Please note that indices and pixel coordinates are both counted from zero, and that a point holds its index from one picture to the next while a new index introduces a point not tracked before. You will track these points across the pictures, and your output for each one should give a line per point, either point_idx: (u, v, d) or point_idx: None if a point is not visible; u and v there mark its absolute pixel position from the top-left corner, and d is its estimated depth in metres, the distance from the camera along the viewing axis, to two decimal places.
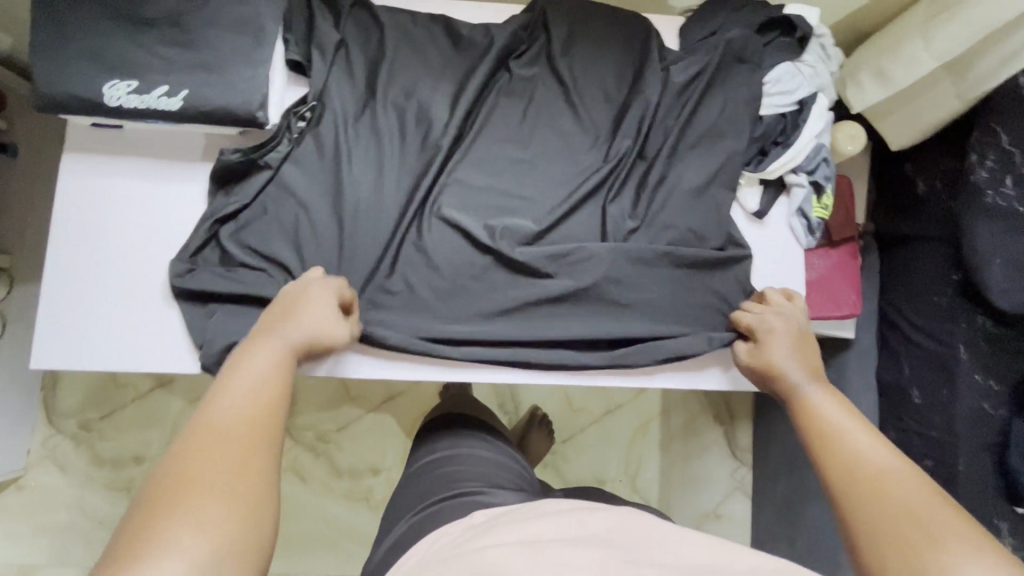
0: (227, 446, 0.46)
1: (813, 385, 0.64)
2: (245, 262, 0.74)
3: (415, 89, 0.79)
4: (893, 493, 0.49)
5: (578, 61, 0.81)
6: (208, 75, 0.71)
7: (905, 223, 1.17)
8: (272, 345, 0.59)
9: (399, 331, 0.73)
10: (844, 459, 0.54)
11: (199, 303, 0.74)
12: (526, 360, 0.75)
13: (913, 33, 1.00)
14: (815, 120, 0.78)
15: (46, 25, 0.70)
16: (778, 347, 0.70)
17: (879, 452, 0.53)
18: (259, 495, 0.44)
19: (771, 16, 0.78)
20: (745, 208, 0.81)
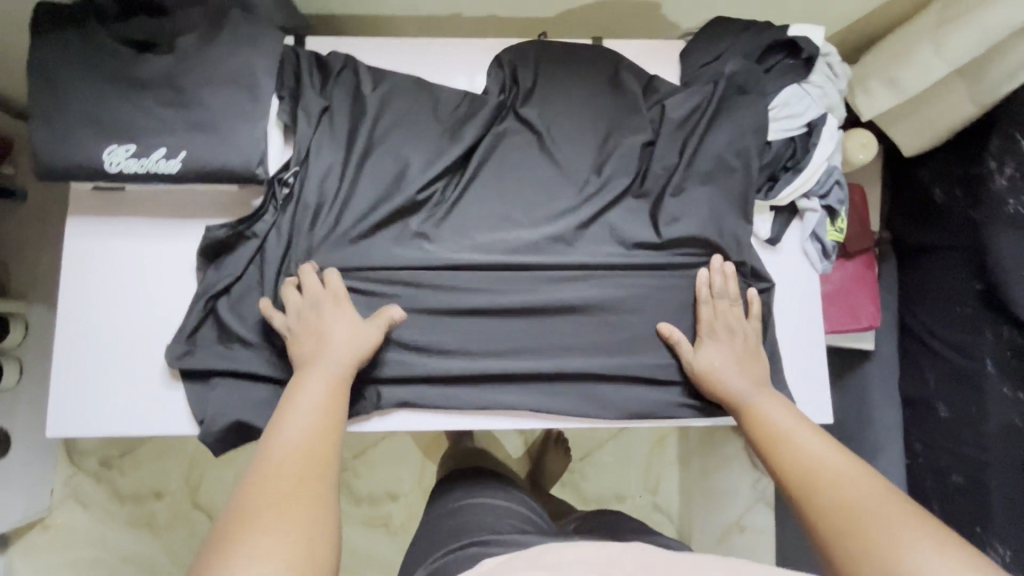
0: (289, 470, 0.52)
1: (757, 392, 0.70)
2: (242, 337, 0.73)
3: (402, 150, 0.77)
4: (839, 488, 0.55)
5: (546, 109, 0.80)
6: (207, 135, 0.71)
7: (924, 231, 1.15)
8: (317, 376, 0.64)
9: (411, 389, 0.74)
10: (795, 463, 0.60)
11: (200, 381, 0.74)
12: (540, 403, 0.75)
13: (921, 41, 0.97)
14: (825, 143, 0.76)
15: (44, 92, 0.70)
16: (716, 352, 0.74)
17: (830, 455, 0.59)
18: (321, 515, 0.49)
19: (773, 40, 0.75)
20: (758, 237, 0.79)
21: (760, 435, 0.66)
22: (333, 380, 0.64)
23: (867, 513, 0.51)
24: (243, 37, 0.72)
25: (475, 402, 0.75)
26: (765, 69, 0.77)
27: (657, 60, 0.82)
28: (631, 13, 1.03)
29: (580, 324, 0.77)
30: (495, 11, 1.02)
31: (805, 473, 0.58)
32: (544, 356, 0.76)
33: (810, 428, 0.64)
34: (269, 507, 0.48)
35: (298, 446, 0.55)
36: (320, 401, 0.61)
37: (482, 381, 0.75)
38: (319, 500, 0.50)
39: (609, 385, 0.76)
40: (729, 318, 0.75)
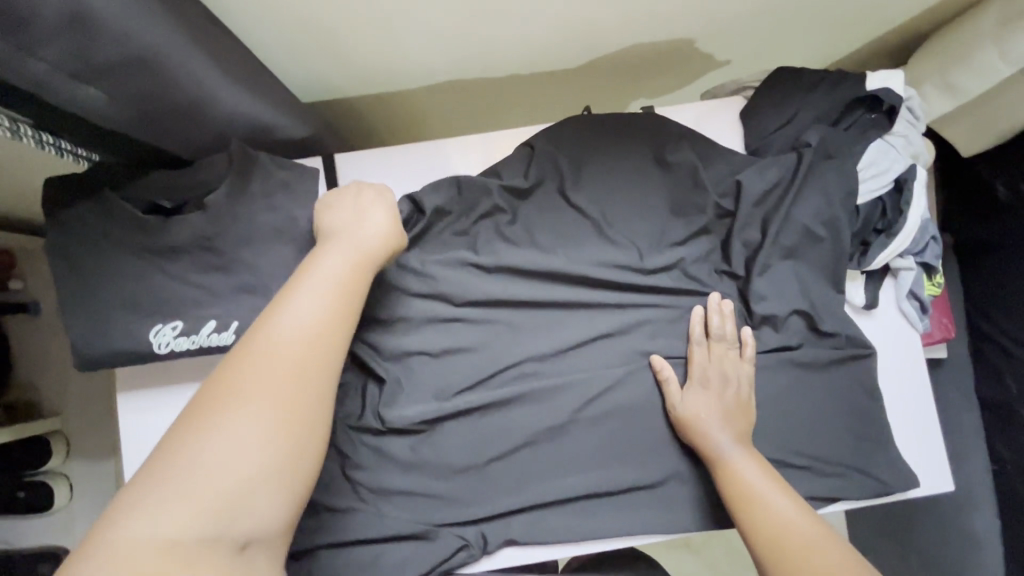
0: (287, 365, 0.50)
1: (737, 450, 0.66)
2: (331, 500, 0.69)
3: (455, 280, 0.72)
4: (810, 562, 0.56)
5: (595, 192, 0.75)
6: (261, 298, 0.65)
7: (990, 232, 1.08)
8: (344, 250, 0.57)
9: (519, 526, 0.71)
10: (768, 527, 0.60)
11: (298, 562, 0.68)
12: (643, 520, 0.71)
13: (983, 42, 0.90)
14: (919, 197, 0.70)
15: (74, 279, 0.65)
16: (703, 403, 0.68)
17: (797, 514, 0.61)
18: (305, 421, 0.49)
19: (853, 95, 0.70)
20: (852, 304, 0.74)
21: (726, 486, 0.65)
22: (355, 264, 0.57)
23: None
24: (278, 182, 0.67)
25: (579, 530, 0.71)
26: (842, 128, 0.71)
27: (717, 125, 0.76)
28: (663, 53, 0.96)
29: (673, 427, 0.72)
30: (517, 70, 0.95)
31: (777, 540, 0.59)
32: (643, 465, 0.72)
33: (772, 477, 0.65)
34: (254, 397, 0.48)
35: (304, 334, 0.51)
36: (342, 281, 0.55)
37: (580, 501, 0.72)
38: (310, 405, 0.49)
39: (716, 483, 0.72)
40: (720, 365, 0.70)
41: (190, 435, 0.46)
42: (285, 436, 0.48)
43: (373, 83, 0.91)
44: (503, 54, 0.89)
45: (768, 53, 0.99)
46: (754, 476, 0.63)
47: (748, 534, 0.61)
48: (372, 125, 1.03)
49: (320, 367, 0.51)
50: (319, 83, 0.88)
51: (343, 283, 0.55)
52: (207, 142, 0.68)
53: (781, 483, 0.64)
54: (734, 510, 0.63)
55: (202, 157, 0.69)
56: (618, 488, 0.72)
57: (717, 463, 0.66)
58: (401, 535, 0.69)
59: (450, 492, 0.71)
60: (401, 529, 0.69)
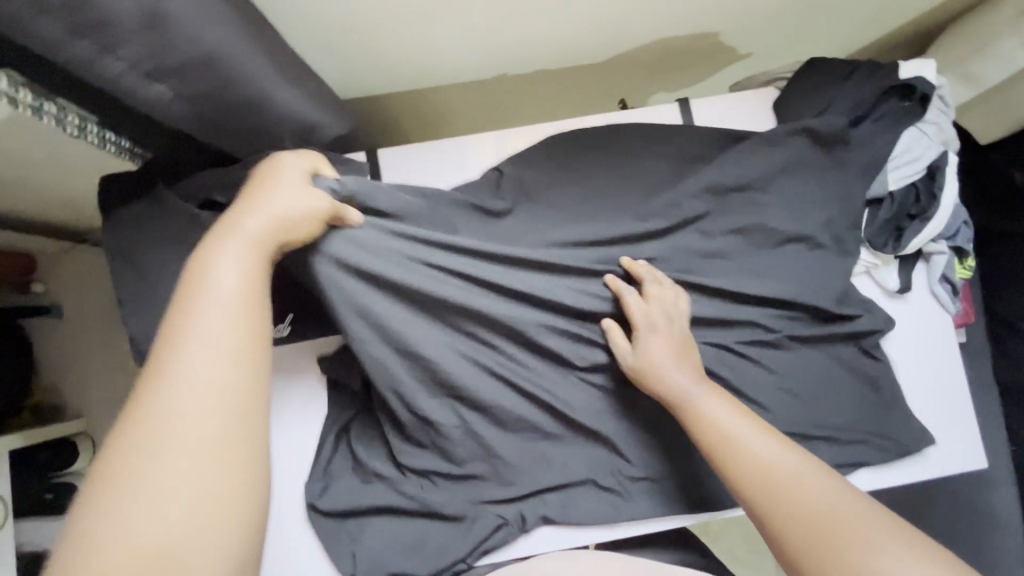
0: (205, 388, 0.42)
1: (701, 390, 0.62)
2: (377, 470, 0.69)
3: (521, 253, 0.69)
4: (795, 490, 0.53)
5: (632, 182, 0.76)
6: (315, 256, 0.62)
7: (1006, 218, 1.11)
8: (238, 240, 0.50)
9: (555, 505, 0.69)
10: (751, 475, 0.55)
11: (339, 518, 0.69)
12: (685, 499, 0.70)
13: (1002, 32, 0.91)
14: (952, 183, 0.72)
15: (132, 275, 0.66)
16: (657, 348, 0.64)
17: (774, 450, 0.57)
18: (248, 447, 0.42)
19: (885, 83, 0.71)
20: (885, 288, 0.76)
21: (700, 433, 0.60)
22: (256, 245, 0.51)
23: (826, 520, 0.51)
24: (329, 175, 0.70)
25: (618, 507, 0.69)
26: (875, 117, 0.73)
27: (752, 116, 0.77)
28: (687, 47, 0.97)
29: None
30: (544, 66, 0.96)
31: (765, 486, 0.54)
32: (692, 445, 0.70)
33: (737, 413, 0.60)
34: (174, 437, 0.40)
35: (214, 352, 0.44)
36: (244, 284, 0.48)
37: (621, 481, 0.70)
38: (245, 425, 0.43)
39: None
40: (661, 307, 0.67)
41: (105, 493, 0.38)
42: (221, 455, 0.41)
43: (404, 79, 0.92)
44: (532, 49, 0.91)
45: (789, 46, 1.00)
46: (722, 415, 0.59)
47: (731, 481, 0.57)
48: (397, 122, 1.04)
49: (242, 381, 0.44)
50: (351, 79, 0.89)
51: (246, 286, 0.48)
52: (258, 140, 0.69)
53: (750, 417, 0.60)
54: (712, 458, 0.58)
55: (253, 155, 0.70)
56: (663, 468, 0.70)
57: (687, 414, 0.61)
58: (439, 513, 0.67)
59: (494, 472, 0.68)
60: (441, 506, 0.67)
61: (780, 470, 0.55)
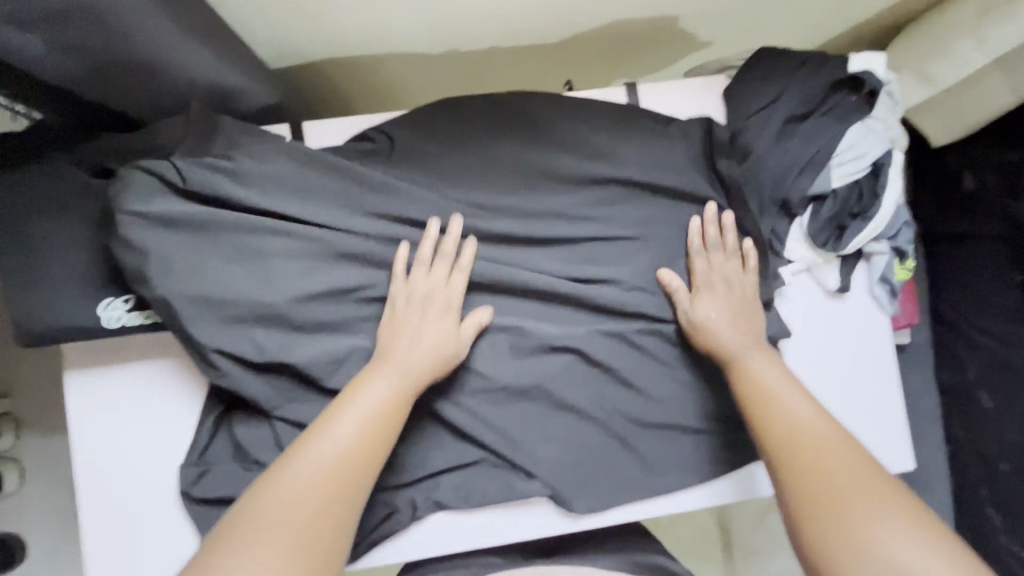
0: (319, 469, 0.54)
1: (754, 351, 0.65)
2: (258, 458, 0.65)
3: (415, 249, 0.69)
4: (826, 446, 0.57)
5: (574, 166, 0.72)
6: (194, 240, 0.64)
7: (956, 221, 1.10)
8: (387, 379, 0.61)
9: (461, 496, 0.68)
10: (780, 424, 0.59)
11: (216, 506, 0.65)
12: (594, 493, 0.69)
13: (957, 33, 0.90)
14: (895, 182, 0.70)
15: (18, 246, 0.61)
16: (712, 308, 0.67)
17: (810, 412, 0.60)
18: (328, 544, 0.51)
19: (834, 78, 0.69)
20: (825, 287, 0.75)
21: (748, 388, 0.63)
22: (401, 383, 0.61)
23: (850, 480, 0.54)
24: (241, 147, 0.66)
25: (515, 493, 0.68)
26: (824, 110, 0.70)
27: (698, 105, 0.75)
28: (647, 31, 0.93)
29: (647, 408, 0.71)
30: (498, 42, 0.91)
31: (790, 436, 0.58)
32: (596, 436, 0.70)
33: (784, 375, 0.64)
34: (284, 506, 0.52)
35: (336, 446, 0.56)
36: (378, 405, 0.60)
37: (520, 470, 0.69)
38: (331, 504, 0.53)
39: (693, 459, 0.71)
40: (722, 272, 0.69)
41: (226, 549, 0.48)
42: (307, 552, 0.50)
43: (346, 47, 0.86)
44: (485, 24, 0.86)
45: (752, 34, 0.97)
46: (767, 373, 0.63)
47: (757, 421, 0.61)
48: (344, 95, 0.99)
49: (341, 478, 0.55)
50: (287, 44, 0.83)
51: (377, 409, 0.59)
52: (162, 103, 0.64)
53: (796, 381, 0.63)
54: (747, 410, 0.62)
55: (156, 117, 0.65)
56: (563, 461, 0.69)
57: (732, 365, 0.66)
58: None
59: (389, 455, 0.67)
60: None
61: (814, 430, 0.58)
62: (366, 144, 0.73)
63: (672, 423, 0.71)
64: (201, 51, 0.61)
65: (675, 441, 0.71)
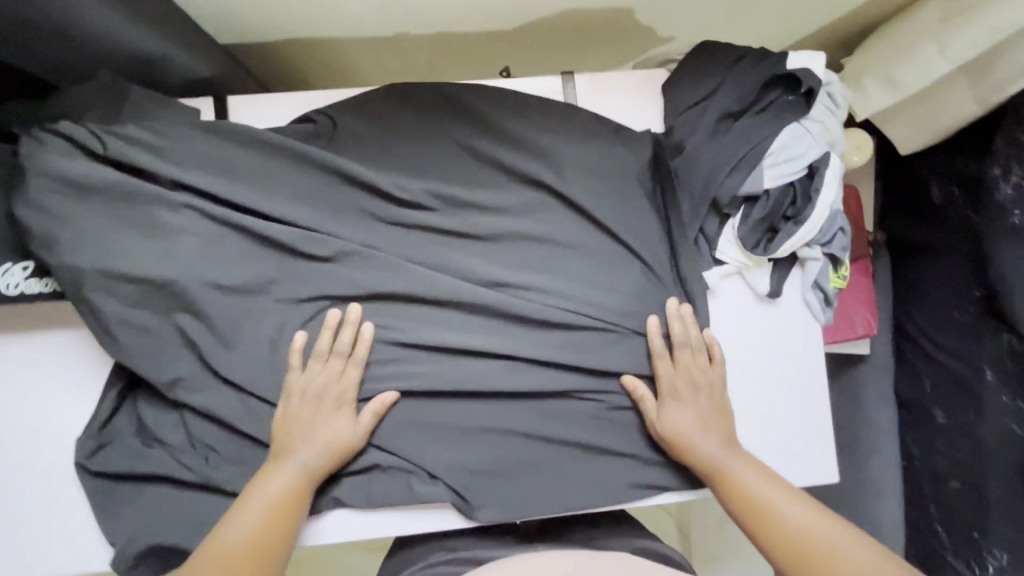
0: (239, 549, 0.57)
1: (731, 457, 0.65)
2: (159, 437, 0.66)
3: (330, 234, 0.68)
4: (804, 532, 0.60)
5: (503, 155, 0.71)
6: (96, 209, 0.63)
7: (920, 232, 1.08)
8: (286, 477, 0.62)
9: (362, 490, 0.67)
10: (784, 538, 0.60)
11: (117, 480, 0.66)
12: (499, 497, 0.67)
13: (922, 37, 0.88)
14: (830, 186, 0.68)
15: None
16: (681, 418, 0.66)
17: (806, 513, 0.61)
18: None
19: (771, 73, 0.68)
20: (755, 291, 0.73)
21: (721, 473, 0.65)
22: (299, 477, 0.62)
23: (834, 558, 0.58)
24: (152, 118, 0.67)
25: (418, 498, 0.66)
26: (758, 108, 0.69)
27: (636, 99, 0.74)
28: (606, 24, 0.91)
29: (560, 410, 0.69)
30: (451, 28, 0.89)
31: (794, 544, 0.60)
32: (505, 437, 0.68)
33: (766, 475, 0.65)
34: None
35: (254, 529, 0.59)
36: (287, 490, 0.61)
37: (423, 472, 0.67)
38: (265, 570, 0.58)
39: (610, 469, 0.68)
40: (686, 375, 0.68)
41: None
42: None
43: (293, 27, 0.85)
44: (434, 11, 0.84)
45: (715, 30, 0.95)
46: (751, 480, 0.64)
47: (759, 536, 0.62)
48: (300, 72, 0.97)
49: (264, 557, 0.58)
50: (231, 21, 0.81)
51: (286, 491, 0.61)
52: (71, 73, 0.67)
53: (784, 483, 0.64)
54: (748, 524, 0.63)
55: (66, 83, 0.68)
56: (468, 464, 0.67)
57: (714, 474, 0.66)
58: (224, 490, 0.65)
59: None
60: (225, 483, 0.65)
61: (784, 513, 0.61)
62: (308, 126, 0.72)
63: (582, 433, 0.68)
64: (129, 25, 0.64)
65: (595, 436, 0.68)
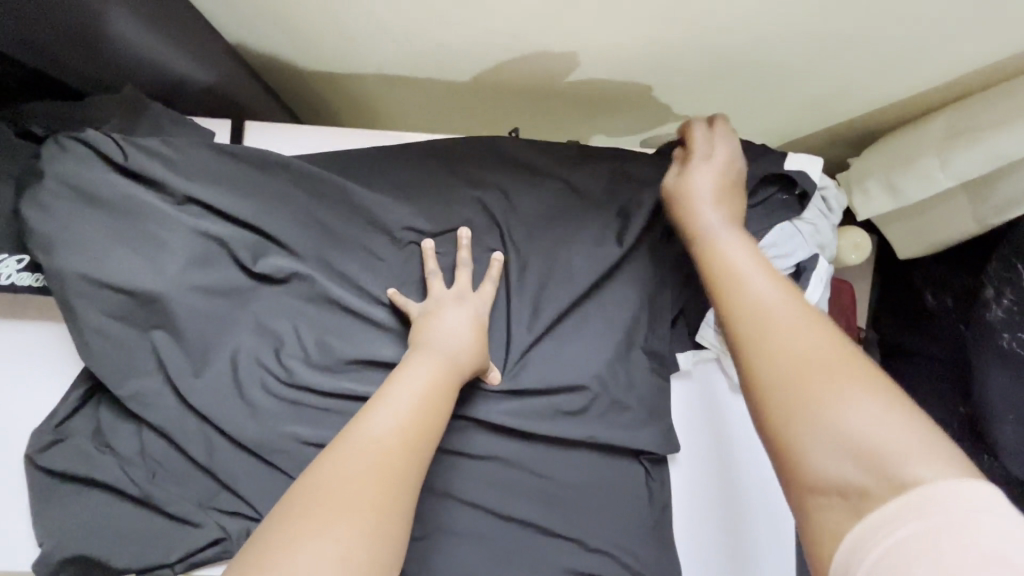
0: (376, 472, 0.46)
1: (727, 230, 0.61)
2: (114, 444, 0.66)
3: (320, 267, 0.70)
4: (821, 417, 0.43)
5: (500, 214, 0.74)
6: (93, 211, 0.65)
7: (907, 337, 1.08)
8: (430, 360, 0.57)
9: None
10: (749, 314, 0.52)
11: (60, 480, 0.66)
12: (444, 556, 0.66)
13: (926, 149, 0.89)
14: (814, 289, 0.70)
15: None
16: (720, 176, 0.65)
17: (775, 297, 0.52)
18: (385, 500, 0.45)
19: (770, 171, 0.69)
20: (729, 379, 0.77)
21: (745, 331, 0.51)
22: (446, 365, 0.57)
23: (814, 394, 0.44)
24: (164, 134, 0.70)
25: None
26: (753, 203, 0.70)
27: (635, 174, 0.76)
28: (621, 95, 0.94)
29: (512, 474, 0.70)
30: (476, 84, 0.93)
31: (749, 322, 0.51)
32: (451, 499, 0.68)
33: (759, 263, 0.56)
34: (358, 461, 0.46)
35: (416, 409, 0.52)
36: (430, 383, 0.55)
37: None
38: (389, 512, 0.45)
39: (549, 553, 0.68)
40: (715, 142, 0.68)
41: (286, 515, 0.43)
42: (373, 502, 0.44)
43: (318, 58, 0.87)
44: (460, 65, 0.87)
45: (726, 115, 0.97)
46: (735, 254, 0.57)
47: (735, 315, 0.53)
48: (328, 103, 1.01)
49: (406, 481, 0.47)
50: (263, 47, 0.85)
51: (435, 381, 0.55)
52: (101, 82, 0.70)
53: (772, 271, 0.55)
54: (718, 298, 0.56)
55: (95, 92, 0.72)
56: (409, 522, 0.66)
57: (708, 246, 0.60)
58: (163, 510, 0.64)
59: (250, 465, 0.66)
60: (165, 504, 0.64)
61: (779, 330, 0.49)
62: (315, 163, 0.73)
63: (527, 507, 0.69)
64: (175, 54, 0.69)
65: (539, 512, 0.69)
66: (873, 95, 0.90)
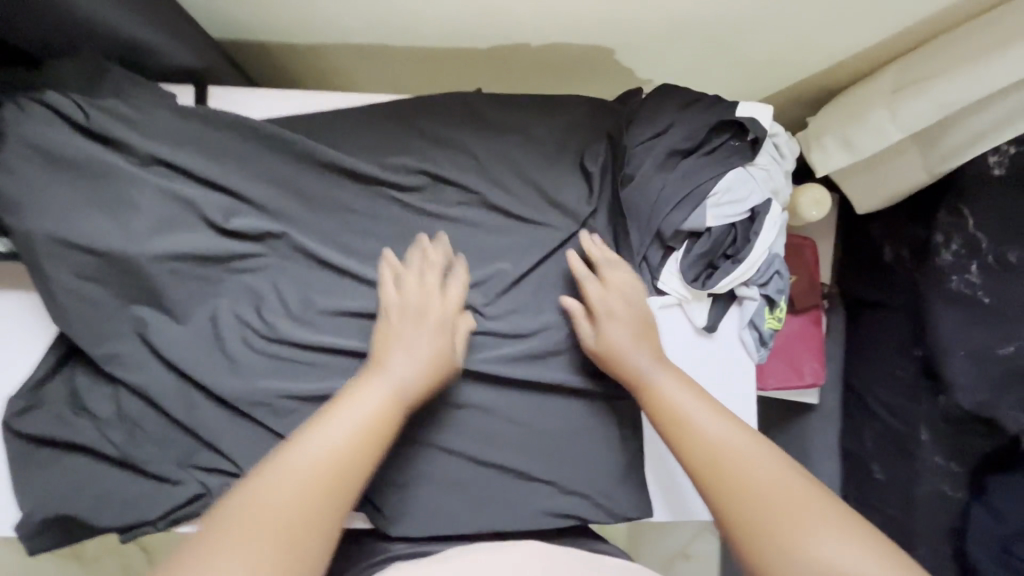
0: (318, 475, 0.50)
1: (659, 372, 0.63)
2: (90, 407, 0.67)
3: (287, 226, 0.71)
4: (748, 474, 0.54)
5: (465, 170, 0.75)
6: (60, 175, 0.65)
7: (868, 289, 1.12)
8: (397, 356, 0.59)
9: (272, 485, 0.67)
10: (698, 454, 0.57)
11: (37, 445, 0.66)
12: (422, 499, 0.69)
13: (876, 103, 0.92)
14: (768, 230, 0.72)
15: None
16: (625, 335, 0.65)
17: (719, 430, 0.58)
18: (324, 502, 0.49)
19: (722, 119, 0.73)
20: (693, 324, 0.76)
21: (700, 468, 0.56)
22: (415, 358, 0.59)
23: (771, 508, 0.51)
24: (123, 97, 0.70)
25: None
26: (706, 150, 0.74)
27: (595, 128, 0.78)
28: (583, 58, 0.95)
29: (485, 421, 0.72)
30: (442, 49, 0.93)
31: (705, 464, 0.56)
32: (429, 448, 0.70)
33: (700, 399, 0.61)
34: (306, 461, 0.50)
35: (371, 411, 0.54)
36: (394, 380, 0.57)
37: None
38: (325, 516, 0.49)
39: (524, 495, 0.70)
40: (618, 293, 0.68)
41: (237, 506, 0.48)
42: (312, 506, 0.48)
43: (282, 28, 0.88)
44: (423, 31, 0.88)
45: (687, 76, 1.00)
46: (675, 394, 0.61)
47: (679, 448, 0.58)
48: (294, 74, 1.01)
49: (346, 482, 0.51)
50: (225, 17, 0.86)
51: (398, 378, 0.57)
52: (59, 48, 0.70)
53: (717, 406, 0.60)
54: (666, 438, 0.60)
55: (53, 57, 0.72)
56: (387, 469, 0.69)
57: (648, 398, 0.63)
58: (143, 469, 0.66)
59: (227, 422, 0.67)
60: (145, 462, 0.66)
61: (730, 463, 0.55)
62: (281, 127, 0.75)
63: (501, 451, 0.71)
64: (133, 18, 0.69)
65: (512, 457, 0.71)
66: (825, 51, 0.93)
